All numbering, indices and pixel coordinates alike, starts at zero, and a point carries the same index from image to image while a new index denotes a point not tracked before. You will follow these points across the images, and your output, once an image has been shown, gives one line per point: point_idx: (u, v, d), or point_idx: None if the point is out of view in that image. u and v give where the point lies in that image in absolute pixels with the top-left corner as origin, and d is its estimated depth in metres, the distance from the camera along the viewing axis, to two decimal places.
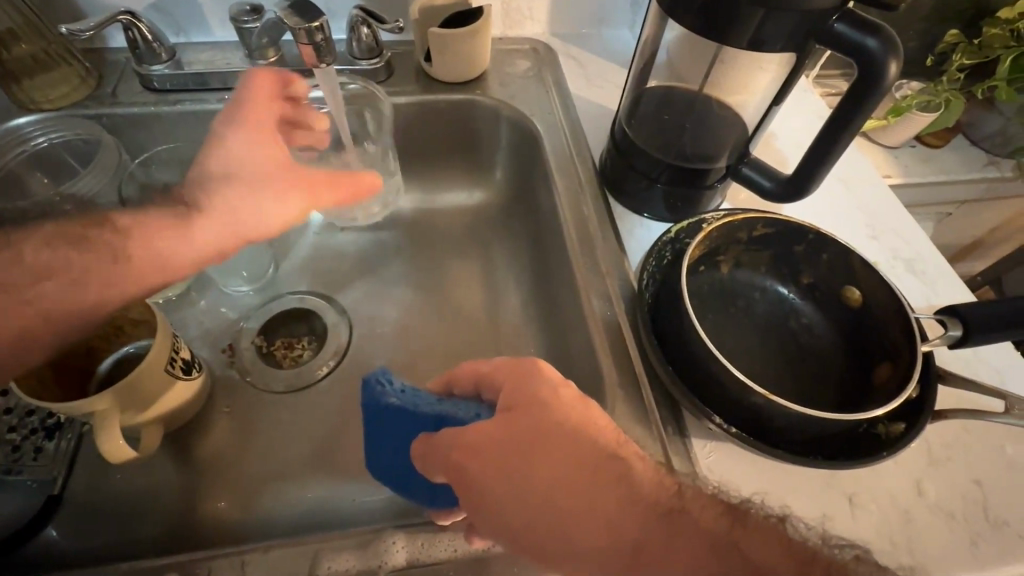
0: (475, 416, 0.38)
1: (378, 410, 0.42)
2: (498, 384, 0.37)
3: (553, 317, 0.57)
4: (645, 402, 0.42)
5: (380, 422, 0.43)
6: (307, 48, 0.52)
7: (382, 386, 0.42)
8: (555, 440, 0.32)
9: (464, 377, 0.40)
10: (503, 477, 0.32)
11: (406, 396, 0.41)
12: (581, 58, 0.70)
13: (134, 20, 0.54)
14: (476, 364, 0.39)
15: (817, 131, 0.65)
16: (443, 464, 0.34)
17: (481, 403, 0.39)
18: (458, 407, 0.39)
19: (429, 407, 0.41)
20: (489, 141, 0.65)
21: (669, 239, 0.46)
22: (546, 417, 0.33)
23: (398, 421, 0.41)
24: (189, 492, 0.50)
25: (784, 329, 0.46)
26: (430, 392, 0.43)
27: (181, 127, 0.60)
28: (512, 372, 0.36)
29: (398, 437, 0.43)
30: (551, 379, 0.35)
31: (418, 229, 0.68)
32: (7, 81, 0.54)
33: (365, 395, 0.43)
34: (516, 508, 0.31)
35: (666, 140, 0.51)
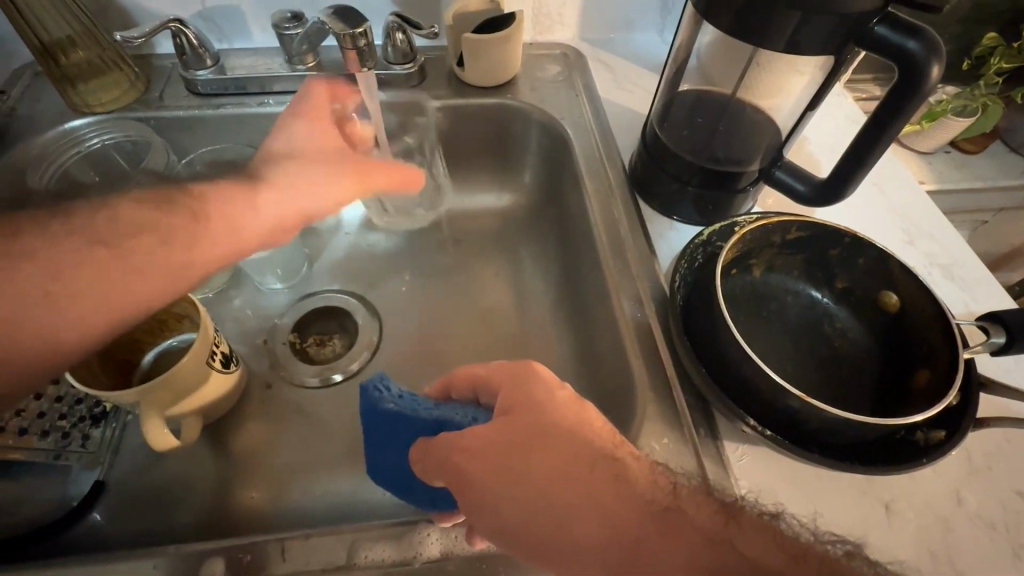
0: (472, 419, 0.40)
1: (377, 414, 0.44)
2: (495, 387, 0.38)
3: (581, 318, 0.57)
4: (675, 403, 0.42)
5: (382, 427, 0.45)
6: (351, 54, 0.54)
7: (380, 392, 0.44)
8: (553, 436, 0.33)
9: (461, 384, 0.42)
10: (503, 471, 0.33)
11: (404, 401, 0.43)
12: (610, 62, 0.71)
13: (182, 26, 0.57)
14: (472, 369, 0.41)
15: (851, 135, 0.65)
16: (441, 463, 0.35)
17: (479, 407, 0.40)
18: (455, 411, 0.41)
19: (426, 412, 0.42)
20: (519, 144, 0.66)
21: (700, 244, 0.47)
22: (545, 416, 0.34)
23: (399, 427, 0.43)
24: (226, 482, 0.52)
25: (818, 334, 0.46)
26: (428, 398, 0.45)
27: (223, 129, 0.62)
28: (507, 375, 0.37)
29: (397, 440, 0.44)
30: (546, 380, 0.36)
31: (447, 230, 0.69)
32: (64, 85, 0.57)
33: (364, 399, 0.45)
34: (511, 503, 0.32)
35: (698, 143, 0.51)
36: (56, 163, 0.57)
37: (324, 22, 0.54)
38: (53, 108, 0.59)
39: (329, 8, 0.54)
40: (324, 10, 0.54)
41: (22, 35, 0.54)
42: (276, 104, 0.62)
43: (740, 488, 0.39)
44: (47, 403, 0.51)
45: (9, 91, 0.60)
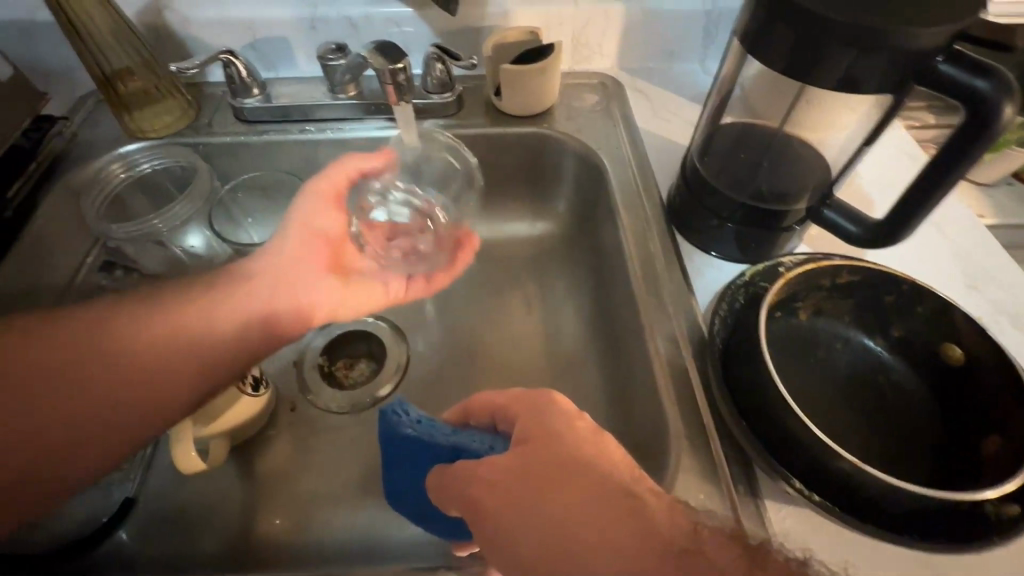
0: (489, 448, 0.40)
1: (396, 439, 0.46)
2: (512, 418, 0.38)
3: (614, 354, 0.55)
4: (713, 455, 0.40)
5: (400, 450, 0.46)
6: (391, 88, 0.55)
7: (398, 416, 0.46)
8: (572, 469, 0.32)
9: (479, 412, 0.42)
10: (519, 506, 0.31)
11: (422, 426, 0.45)
12: (649, 91, 0.70)
13: (233, 57, 0.59)
14: (489, 397, 0.41)
15: (903, 172, 0.61)
16: (457, 492, 0.35)
17: (497, 435, 0.40)
18: (474, 439, 0.41)
19: (445, 438, 0.43)
20: (556, 174, 0.66)
21: (742, 283, 0.44)
22: (561, 448, 0.33)
23: (419, 451, 0.45)
24: (249, 507, 0.52)
25: (872, 386, 0.42)
26: (446, 423, 0.45)
27: (266, 155, 0.64)
28: (523, 404, 0.37)
29: (418, 463, 0.45)
30: (566, 411, 0.35)
31: (478, 258, 0.68)
32: (121, 112, 0.60)
33: (383, 424, 0.47)
34: (526, 539, 0.30)
35: (741, 178, 0.49)
36: (108, 186, 0.58)
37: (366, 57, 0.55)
38: (111, 133, 0.62)
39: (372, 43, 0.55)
40: (368, 45, 0.55)
41: (88, 66, 0.58)
42: (317, 132, 0.63)
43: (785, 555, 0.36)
44: None
45: (72, 117, 0.63)
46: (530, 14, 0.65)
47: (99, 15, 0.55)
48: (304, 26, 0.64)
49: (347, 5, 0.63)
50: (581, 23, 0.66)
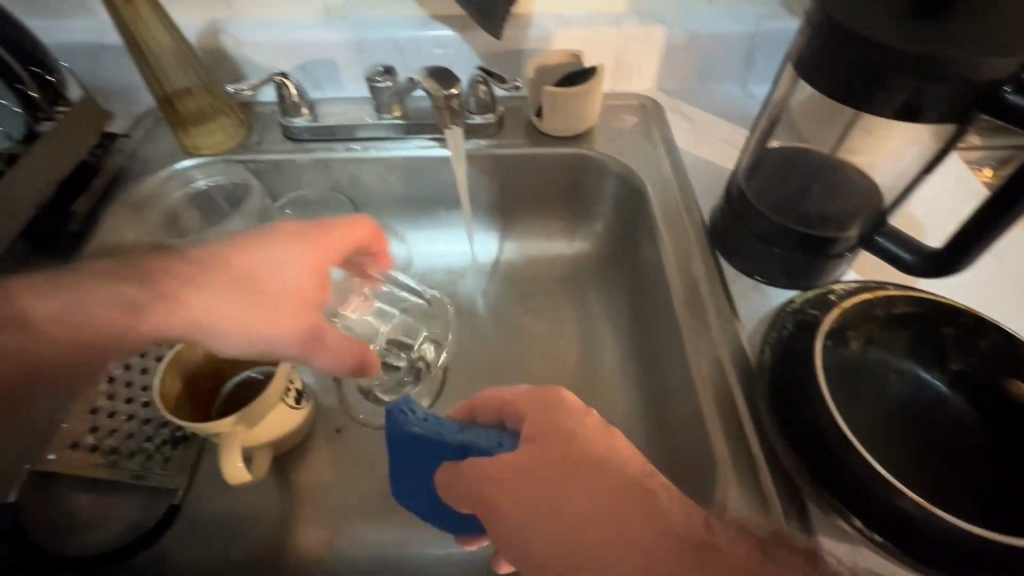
0: (497, 445, 0.39)
1: (402, 439, 0.43)
2: (522, 414, 0.38)
3: (652, 377, 0.55)
4: (761, 486, 0.39)
5: (406, 450, 0.44)
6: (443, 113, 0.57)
7: (405, 415, 0.44)
8: (581, 468, 0.33)
9: (486, 406, 0.42)
10: (540, 506, 0.32)
11: (430, 424, 0.43)
12: (689, 112, 0.69)
13: (285, 79, 0.62)
14: (499, 391, 0.41)
15: (968, 204, 0.57)
16: (472, 493, 0.36)
17: (504, 432, 0.40)
18: (481, 435, 0.40)
19: (452, 435, 0.41)
20: (594, 193, 0.66)
21: (790, 311, 0.44)
22: (572, 447, 0.34)
23: (425, 451, 0.42)
24: (288, 518, 0.53)
25: (928, 420, 0.41)
26: (452, 419, 0.44)
27: (312, 172, 0.66)
28: (534, 401, 0.37)
29: (423, 461, 0.43)
30: (575, 410, 0.36)
31: (513, 276, 0.69)
32: (178, 130, 0.63)
33: (388, 424, 0.44)
34: (546, 537, 0.32)
35: (789, 203, 0.48)
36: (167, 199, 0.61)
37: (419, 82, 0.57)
38: (167, 149, 0.65)
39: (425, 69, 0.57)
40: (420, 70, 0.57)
41: (150, 86, 0.60)
42: (361, 150, 0.65)
43: None
44: (137, 425, 0.52)
45: (132, 134, 0.66)
46: (572, 37, 0.66)
47: (163, 38, 0.57)
48: (352, 48, 0.67)
49: (394, 29, 0.66)
50: (622, 46, 0.67)
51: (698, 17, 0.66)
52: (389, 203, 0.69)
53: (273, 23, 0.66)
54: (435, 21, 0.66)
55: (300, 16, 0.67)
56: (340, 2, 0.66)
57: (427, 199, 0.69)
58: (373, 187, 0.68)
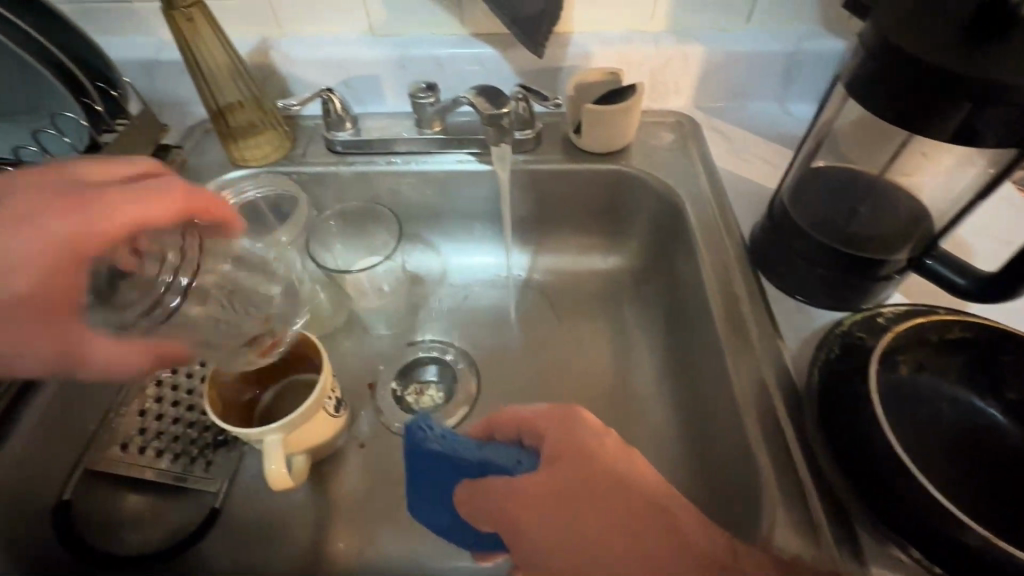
0: (516, 463, 0.42)
1: (421, 455, 0.44)
2: (542, 433, 0.42)
3: (689, 395, 0.55)
4: (809, 510, 0.38)
5: (426, 466, 0.45)
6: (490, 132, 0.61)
7: (423, 432, 0.44)
8: (599, 485, 0.38)
9: (504, 425, 0.44)
10: (557, 513, 0.38)
11: (448, 442, 0.44)
12: (727, 130, 0.69)
13: (331, 95, 0.63)
14: (516, 411, 0.44)
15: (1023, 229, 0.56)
16: (494, 509, 0.40)
17: (523, 449, 0.43)
18: (500, 453, 0.43)
19: (470, 453, 0.44)
20: (631, 209, 0.66)
21: (838, 333, 0.43)
22: (590, 464, 0.39)
23: (440, 468, 0.44)
24: (323, 526, 0.54)
25: (984, 451, 0.40)
26: (469, 436, 0.46)
27: (353, 185, 0.68)
28: (555, 421, 0.42)
29: (443, 478, 0.45)
30: (596, 431, 0.40)
31: (546, 291, 0.69)
32: (228, 140, 0.65)
33: (406, 439, 0.45)
34: (562, 543, 0.37)
35: (834, 224, 0.48)
36: None
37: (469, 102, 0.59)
38: (216, 160, 0.67)
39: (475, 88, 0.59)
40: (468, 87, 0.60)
41: (203, 98, 0.62)
42: (402, 164, 0.66)
43: None
44: (182, 429, 0.54)
45: (183, 145, 0.69)
46: (611, 55, 0.66)
47: (219, 54, 0.59)
48: (395, 65, 0.69)
49: (436, 47, 0.67)
50: (660, 64, 0.67)
51: (737, 36, 0.66)
52: (426, 216, 0.70)
53: (320, 40, 0.68)
54: (476, 40, 0.68)
55: (346, 34, 0.69)
56: (385, 21, 0.68)
57: (463, 213, 0.70)
58: (412, 200, 0.69)
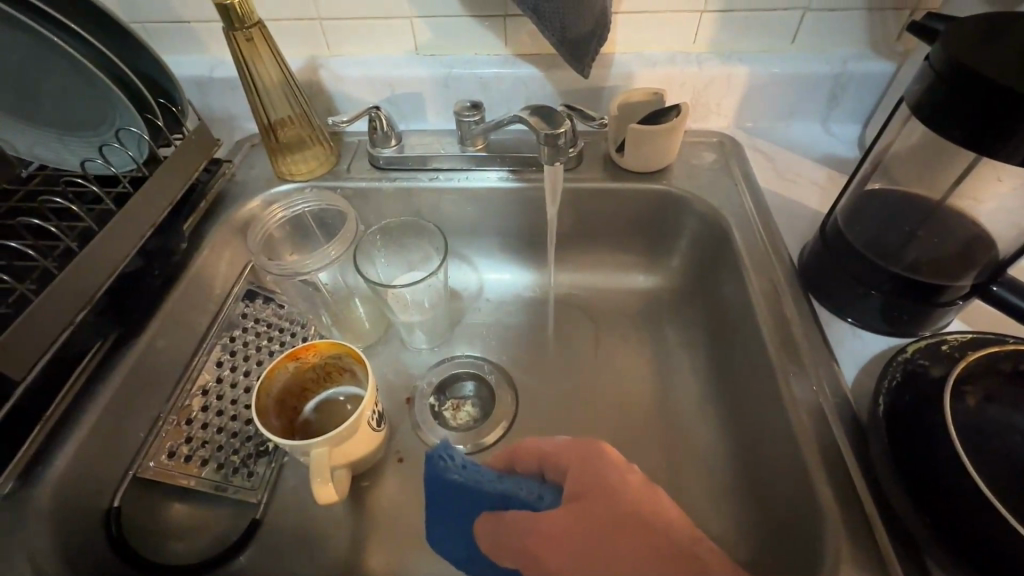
0: (539, 498, 0.46)
1: (440, 483, 0.51)
2: (564, 466, 0.46)
3: (737, 419, 0.53)
4: (879, 548, 0.36)
5: (443, 497, 0.51)
6: (544, 151, 0.57)
7: (444, 461, 0.51)
8: (624, 523, 0.40)
9: (527, 457, 0.49)
10: (565, 542, 0.41)
11: (467, 471, 0.51)
12: (769, 150, 0.69)
13: (378, 112, 0.65)
14: (538, 443, 0.49)
15: None
16: (517, 538, 0.44)
17: (543, 483, 0.47)
18: (522, 486, 0.48)
19: (492, 484, 0.49)
20: (673, 229, 0.66)
21: (900, 360, 0.42)
22: (612, 499, 0.41)
23: (462, 496, 0.50)
24: (360, 542, 0.53)
25: None
26: (490, 468, 0.51)
27: (395, 201, 0.69)
28: (576, 454, 0.45)
29: (460, 511, 0.50)
30: (620, 466, 0.43)
31: (584, 310, 0.69)
32: (275, 155, 0.66)
33: (427, 468, 0.52)
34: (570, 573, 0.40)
35: (890, 248, 0.47)
36: (264, 227, 0.63)
37: (524, 122, 0.58)
38: (263, 174, 0.69)
39: (530, 111, 0.58)
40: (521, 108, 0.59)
41: (254, 114, 0.64)
42: (444, 180, 0.67)
43: None
44: (225, 438, 0.54)
45: (232, 159, 0.70)
46: (654, 75, 0.67)
47: (272, 72, 0.61)
48: (438, 84, 0.70)
49: (480, 67, 0.68)
50: (702, 85, 0.68)
51: (781, 57, 0.66)
52: (465, 232, 0.71)
53: (367, 59, 0.70)
54: (519, 60, 0.69)
55: (392, 54, 0.70)
56: (430, 41, 0.69)
57: (502, 230, 0.70)
58: (452, 216, 0.70)
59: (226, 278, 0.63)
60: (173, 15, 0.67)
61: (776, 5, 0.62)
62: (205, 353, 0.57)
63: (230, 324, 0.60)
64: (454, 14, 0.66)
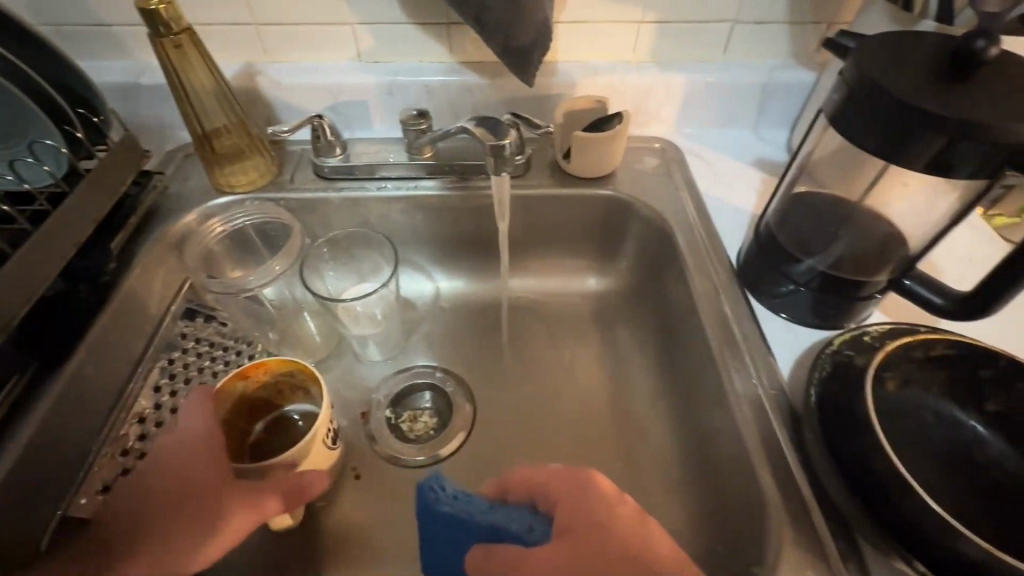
0: (528, 531, 0.42)
1: (431, 515, 0.47)
2: (556, 497, 0.41)
3: (686, 415, 0.56)
4: (817, 530, 0.39)
5: (434, 528, 0.47)
6: (490, 162, 0.57)
7: (435, 492, 0.47)
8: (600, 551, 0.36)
9: (518, 487, 0.45)
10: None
11: (460, 503, 0.46)
12: (707, 155, 0.72)
13: (322, 121, 0.64)
14: (529, 473, 0.44)
15: (982, 249, 0.60)
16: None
17: (535, 515, 0.43)
18: (513, 518, 0.44)
19: (483, 515, 0.45)
20: (620, 232, 0.68)
21: (828, 352, 0.45)
22: (599, 534, 0.37)
23: (454, 529, 0.46)
24: (317, 564, 0.52)
25: (970, 462, 0.41)
26: (483, 497, 0.47)
27: (342, 211, 0.67)
28: (566, 481, 0.41)
29: (454, 543, 0.46)
30: (607, 497, 0.39)
31: (538, 315, 0.70)
32: (212, 165, 0.63)
33: (417, 499, 0.47)
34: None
35: (815, 246, 0.51)
36: (202, 243, 0.60)
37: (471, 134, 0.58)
38: (199, 186, 0.66)
39: (476, 121, 0.58)
40: (466, 119, 0.59)
41: (187, 123, 0.60)
42: (392, 189, 0.66)
43: None
44: None
45: (164, 170, 0.67)
46: (597, 83, 0.69)
47: (207, 81, 0.58)
48: (383, 91, 0.69)
49: (425, 75, 0.68)
50: (643, 93, 0.70)
51: (715, 67, 0.70)
52: (414, 240, 0.70)
53: (307, 67, 0.68)
54: (464, 68, 0.69)
55: (334, 61, 0.69)
56: (373, 48, 0.68)
57: (453, 238, 0.70)
58: (401, 224, 0.69)
59: (161, 298, 0.59)
60: (94, 18, 0.63)
61: (707, 17, 0.66)
62: (140, 379, 0.54)
63: (169, 346, 0.57)
64: (396, 21, 0.65)
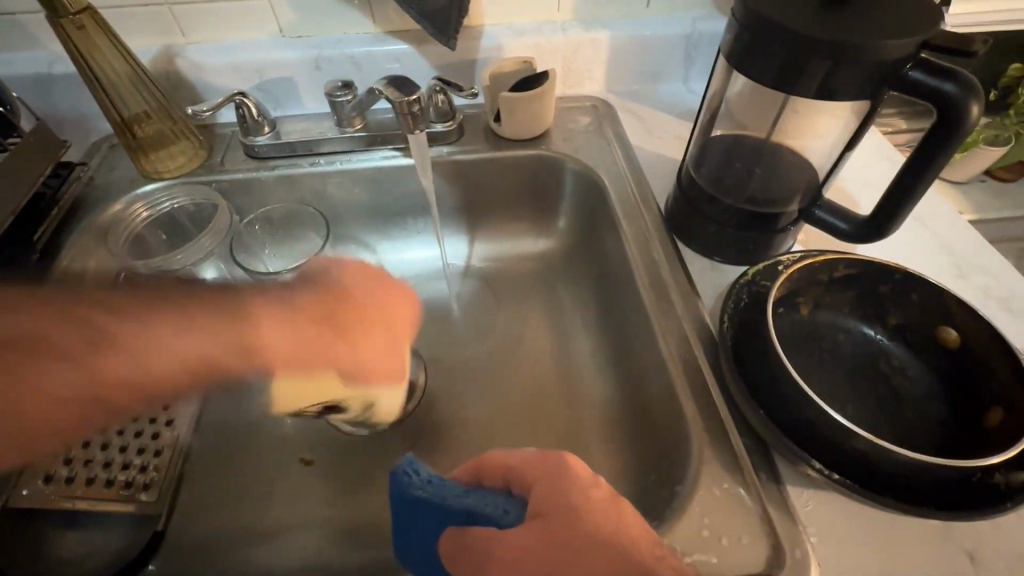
0: (503, 514, 0.39)
1: (404, 503, 0.42)
2: (530, 480, 0.39)
3: (624, 361, 0.58)
4: (734, 446, 0.41)
5: (404, 517, 0.42)
6: (403, 118, 0.58)
7: (408, 478, 0.42)
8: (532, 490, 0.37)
9: (493, 471, 0.42)
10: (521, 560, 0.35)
11: (434, 487, 0.41)
12: (639, 111, 0.73)
13: (244, 98, 0.62)
14: (504, 457, 0.41)
15: (891, 176, 0.63)
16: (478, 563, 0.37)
17: (510, 498, 0.40)
18: (488, 503, 0.40)
19: (458, 500, 0.41)
20: (557, 192, 0.69)
21: (744, 283, 0.46)
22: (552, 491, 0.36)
23: (431, 517, 0.41)
24: (275, 528, 0.53)
25: (877, 374, 0.44)
26: (456, 480, 0.43)
27: (277, 190, 0.67)
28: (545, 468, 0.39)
29: (425, 529, 0.42)
30: (582, 483, 0.36)
31: (485, 279, 0.71)
32: (137, 153, 0.62)
33: (390, 486, 0.43)
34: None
35: (734, 185, 0.52)
36: (129, 227, 0.60)
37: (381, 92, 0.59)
38: (126, 175, 0.64)
39: (385, 80, 0.59)
40: (379, 81, 0.60)
41: (104, 111, 0.59)
42: (326, 164, 0.66)
43: (809, 537, 0.37)
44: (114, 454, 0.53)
45: (88, 161, 0.65)
46: (523, 45, 0.69)
47: (118, 63, 0.57)
48: (309, 66, 0.68)
49: (351, 46, 0.67)
50: (571, 52, 0.71)
51: (639, 22, 0.71)
52: (357, 213, 0.70)
53: (228, 45, 0.67)
54: (390, 37, 0.68)
55: (255, 37, 0.68)
56: (293, 22, 0.67)
57: (393, 207, 0.70)
58: (340, 201, 0.69)
59: None
60: None
61: None
62: None
63: None
64: None
